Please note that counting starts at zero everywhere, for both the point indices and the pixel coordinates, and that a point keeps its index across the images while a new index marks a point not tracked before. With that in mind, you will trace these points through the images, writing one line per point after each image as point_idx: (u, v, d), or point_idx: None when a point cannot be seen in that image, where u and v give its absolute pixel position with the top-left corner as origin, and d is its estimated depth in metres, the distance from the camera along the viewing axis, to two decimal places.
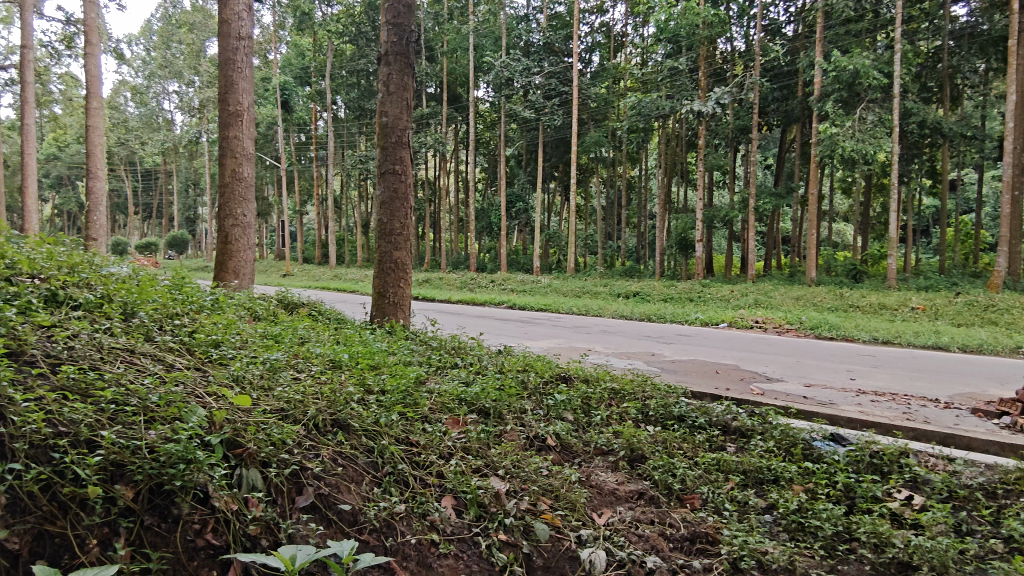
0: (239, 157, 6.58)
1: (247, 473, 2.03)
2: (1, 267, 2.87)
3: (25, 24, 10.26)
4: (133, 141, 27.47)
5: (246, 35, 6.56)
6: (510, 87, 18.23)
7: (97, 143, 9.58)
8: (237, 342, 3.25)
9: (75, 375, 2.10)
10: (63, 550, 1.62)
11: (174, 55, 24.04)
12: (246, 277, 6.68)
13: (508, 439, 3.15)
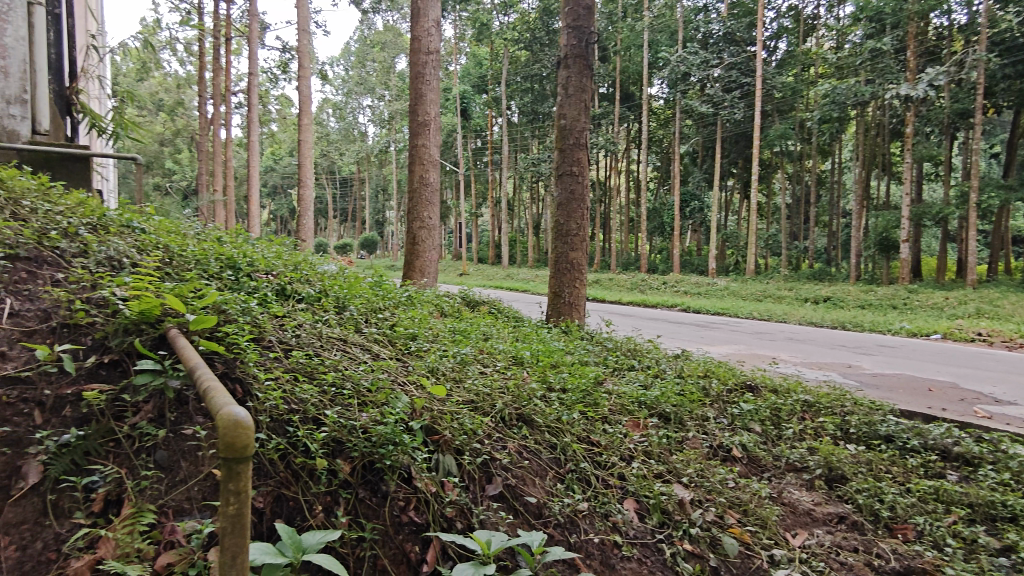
0: (427, 164, 7.07)
1: (443, 458, 2.18)
2: (244, 264, 3.36)
3: (252, 54, 11.85)
4: (334, 152, 30.68)
5: (435, 50, 7.02)
6: (686, 81, 17.65)
7: (307, 156, 10.84)
8: (430, 336, 3.50)
9: (304, 359, 2.41)
10: (296, 512, 1.83)
11: (369, 73, 26.46)
12: (432, 275, 7.17)
13: (690, 447, 3.05)
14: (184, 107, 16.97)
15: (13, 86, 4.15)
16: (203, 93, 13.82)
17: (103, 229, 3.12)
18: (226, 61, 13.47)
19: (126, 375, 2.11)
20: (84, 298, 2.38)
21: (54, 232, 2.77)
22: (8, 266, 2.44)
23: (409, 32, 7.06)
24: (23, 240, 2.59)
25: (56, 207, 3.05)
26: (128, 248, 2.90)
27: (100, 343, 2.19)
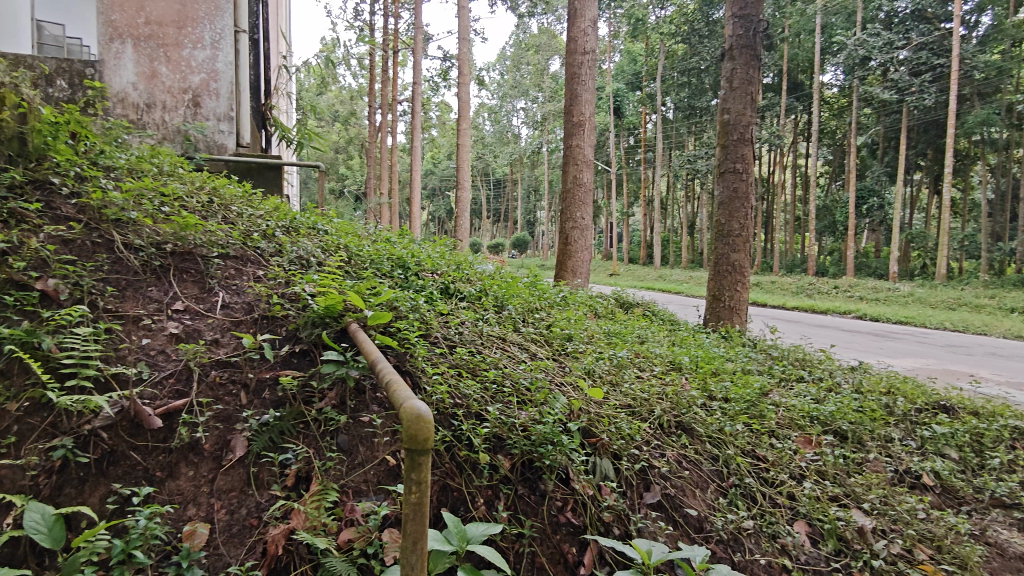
0: (581, 164, 7.07)
1: (600, 461, 2.17)
2: (412, 263, 3.58)
3: (416, 64, 12.54)
4: (489, 155, 31.73)
5: (591, 49, 6.98)
6: (865, 67, 16.05)
7: (464, 159, 11.28)
8: (586, 337, 3.50)
9: (467, 356, 2.51)
10: (460, 503, 1.90)
11: (523, 76, 27.02)
12: (584, 276, 7.18)
13: (871, 470, 2.78)
14: (356, 117, 18.44)
15: (222, 105, 4.73)
16: (373, 103, 14.88)
17: (294, 231, 3.47)
18: (394, 72, 14.40)
19: (314, 364, 2.33)
20: (280, 293, 2.67)
21: (256, 234, 3.13)
22: (221, 264, 2.80)
23: (566, 33, 7.10)
24: (231, 241, 2.96)
25: (258, 211, 3.44)
26: (315, 249, 3.21)
27: (292, 334, 2.44)
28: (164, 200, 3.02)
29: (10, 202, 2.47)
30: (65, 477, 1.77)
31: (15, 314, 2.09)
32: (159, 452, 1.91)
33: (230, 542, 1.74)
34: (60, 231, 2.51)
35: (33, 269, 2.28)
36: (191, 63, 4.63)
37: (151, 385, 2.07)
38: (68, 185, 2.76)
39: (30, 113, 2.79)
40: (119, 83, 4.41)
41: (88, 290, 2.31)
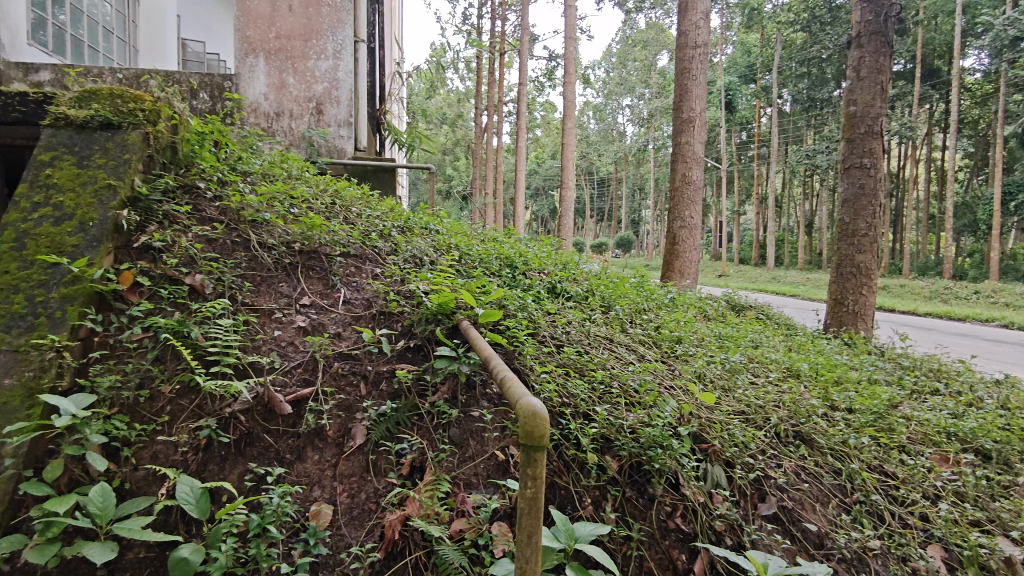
0: (690, 162, 6.86)
1: (712, 468, 2.11)
2: (520, 263, 3.63)
3: (522, 65, 12.65)
4: (593, 154, 31.49)
5: (703, 43, 6.74)
6: (1016, 48, 14.45)
7: (569, 159, 11.25)
8: (696, 340, 3.41)
9: (575, 355, 2.52)
10: (568, 501, 1.91)
11: (629, 72, 26.58)
12: (693, 277, 6.97)
13: (1021, 495, 2.51)
14: (463, 119, 18.88)
15: (343, 111, 5.00)
16: (479, 104, 15.15)
17: (409, 231, 3.62)
18: (500, 73, 14.59)
19: (428, 358, 2.42)
20: (396, 291, 2.79)
21: (374, 234, 3.29)
22: (343, 261, 2.97)
23: (677, 26, 6.91)
24: (351, 240, 3.13)
25: (375, 212, 3.61)
26: (428, 249, 3.33)
27: (407, 329, 2.56)
28: (293, 202, 3.25)
29: (165, 204, 2.73)
30: (209, 455, 1.95)
31: (168, 307, 2.33)
32: (289, 436, 2.06)
33: (351, 523, 1.85)
34: (206, 231, 2.75)
35: (183, 266, 2.52)
36: (315, 73, 4.93)
37: (281, 374, 2.23)
38: (213, 189, 3.02)
39: (180, 124, 3.08)
40: (253, 94, 4.78)
41: (229, 285, 2.52)
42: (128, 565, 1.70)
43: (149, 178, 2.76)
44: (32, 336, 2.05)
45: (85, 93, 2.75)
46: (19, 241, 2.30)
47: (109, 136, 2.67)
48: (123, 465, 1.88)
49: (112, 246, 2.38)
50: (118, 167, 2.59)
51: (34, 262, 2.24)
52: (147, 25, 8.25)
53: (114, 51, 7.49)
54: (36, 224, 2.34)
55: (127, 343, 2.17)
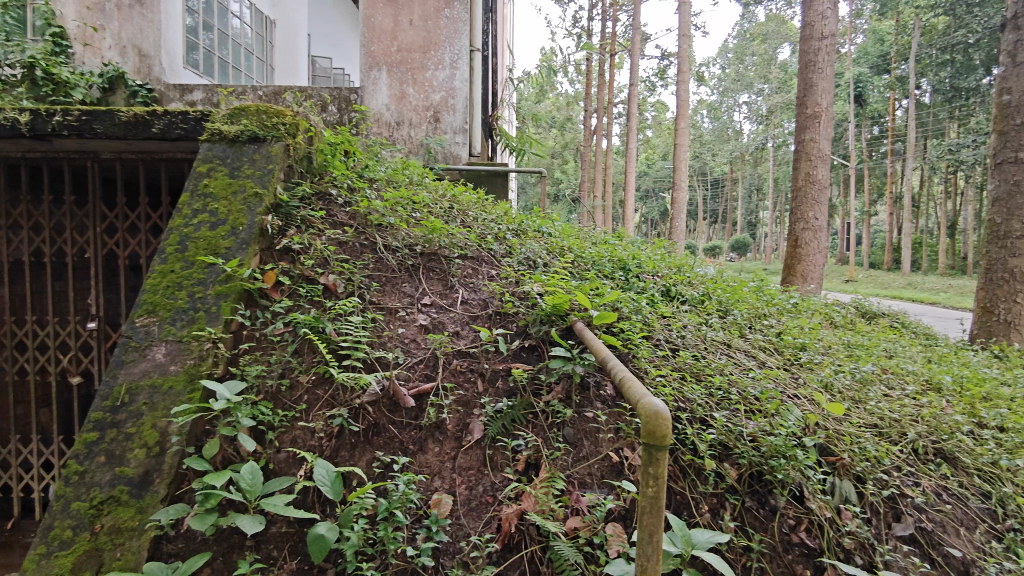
0: (815, 160, 6.48)
1: (841, 483, 2.01)
2: (633, 265, 3.60)
3: (633, 65, 12.47)
4: (707, 153, 30.46)
5: (831, 33, 6.34)
6: None
7: (682, 159, 10.96)
8: (822, 348, 3.23)
9: (691, 360, 2.48)
10: (684, 507, 1.89)
11: (747, 68, 25.48)
12: (816, 282, 6.61)
13: None
14: (573, 122, 18.89)
15: (459, 118, 5.15)
16: (589, 106, 15.08)
17: (523, 233, 3.70)
18: (610, 74, 14.48)
19: (542, 358, 2.46)
20: (511, 292, 2.86)
21: (489, 237, 3.40)
22: (461, 263, 3.09)
23: (801, 18, 6.55)
24: (469, 243, 3.24)
25: (490, 216, 3.72)
26: (541, 251, 3.38)
27: (522, 329, 2.62)
28: (415, 207, 3.42)
29: (302, 210, 2.95)
30: (341, 442, 2.11)
31: (306, 304, 2.53)
32: (412, 428, 2.17)
33: (469, 514, 1.93)
34: (337, 235, 2.96)
35: (318, 266, 2.73)
36: (433, 83, 5.13)
37: (405, 368, 2.36)
38: (343, 196, 3.23)
39: (316, 135, 3.32)
40: (377, 105, 5.09)
41: (358, 285, 2.70)
42: (272, 538, 1.87)
43: (289, 186, 3.00)
44: (192, 328, 2.29)
45: (236, 109, 2.98)
46: (182, 244, 2.57)
47: (256, 149, 2.93)
48: (268, 447, 2.06)
49: (258, 249, 2.61)
50: (263, 177, 2.82)
51: (194, 263, 2.50)
52: (282, 46, 8.96)
53: (254, 70, 8.19)
54: (195, 228, 2.61)
55: (271, 336, 2.38)
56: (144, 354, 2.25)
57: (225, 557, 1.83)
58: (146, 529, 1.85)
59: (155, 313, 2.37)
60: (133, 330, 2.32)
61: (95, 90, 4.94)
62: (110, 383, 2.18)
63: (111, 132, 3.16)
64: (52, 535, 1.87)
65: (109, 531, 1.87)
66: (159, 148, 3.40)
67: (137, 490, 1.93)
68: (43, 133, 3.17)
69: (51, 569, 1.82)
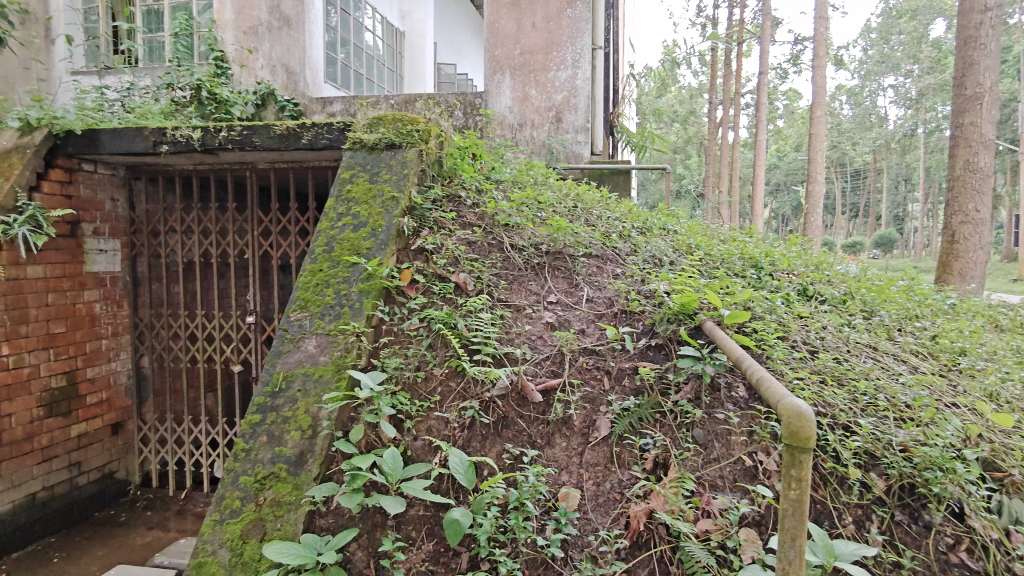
0: (975, 146, 5.86)
1: (1010, 502, 1.83)
2: (766, 264, 3.45)
3: (763, 52, 11.83)
4: (846, 142, 28.28)
5: (996, 4, 5.69)
6: None
7: (817, 149, 10.27)
8: (987, 353, 2.93)
9: (832, 363, 2.34)
10: (824, 516, 1.80)
11: (893, 48, 23.36)
12: (977, 281, 5.98)
13: None
14: (696, 115, 18.26)
15: (581, 117, 5.14)
16: (714, 98, 14.50)
17: (648, 231, 3.65)
18: (737, 64, 13.82)
19: (670, 358, 2.42)
20: (637, 290, 2.84)
21: (614, 235, 3.39)
22: (586, 262, 3.10)
23: None
24: (593, 241, 3.25)
25: (615, 214, 3.71)
26: (668, 249, 3.33)
27: (648, 328, 2.59)
28: (540, 207, 3.48)
29: (434, 212, 3.09)
30: (473, 433, 2.20)
31: (439, 301, 2.66)
32: (540, 422, 2.23)
33: (598, 509, 1.96)
34: (467, 235, 3.07)
35: (450, 265, 2.86)
36: (556, 83, 5.17)
37: (532, 364, 2.41)
38: (472, 197, 3.35)
39: (446, 140, 3.46)
40: (500, 108, 5.24)
41: (487, 283, 2.80)
42: (412, 519, 2.00)
43: (423, 189, 3.14)
44: (339, 322, 2.48)
45: (374, 119, 3.18)
46: (329, 245, 2.79)
47: (393, 155, 3.11)
48: (407, 434, 2.20)
49: (395, 249, 2.77)
50: (400, 181, 2.98)
51: (340, 262, 2.71)
52: (410, 56, 9.39)
53: (385, 80, 8.65)
54: (340, 231, 2.82)
55: (407, 330, 2.53)
56: (298, 345, 2.48)
57: (370, 534, 1.98)
58: (302, 503, 2.04)
59: (307, 308, 2.59)
60: (289, 323, 2.56)
61: (250, 106, 5.46)
62: (270, 371, 2.42)
63: (268, 144, 3.49)
64: (225, 504, 2.12)
65: (271, 504, 2.08)
66: (307, 157, 3.70)
67: (293, 468, 2.13)
68: (211, 147, 3.57)
69: (225, 534, 2.05)
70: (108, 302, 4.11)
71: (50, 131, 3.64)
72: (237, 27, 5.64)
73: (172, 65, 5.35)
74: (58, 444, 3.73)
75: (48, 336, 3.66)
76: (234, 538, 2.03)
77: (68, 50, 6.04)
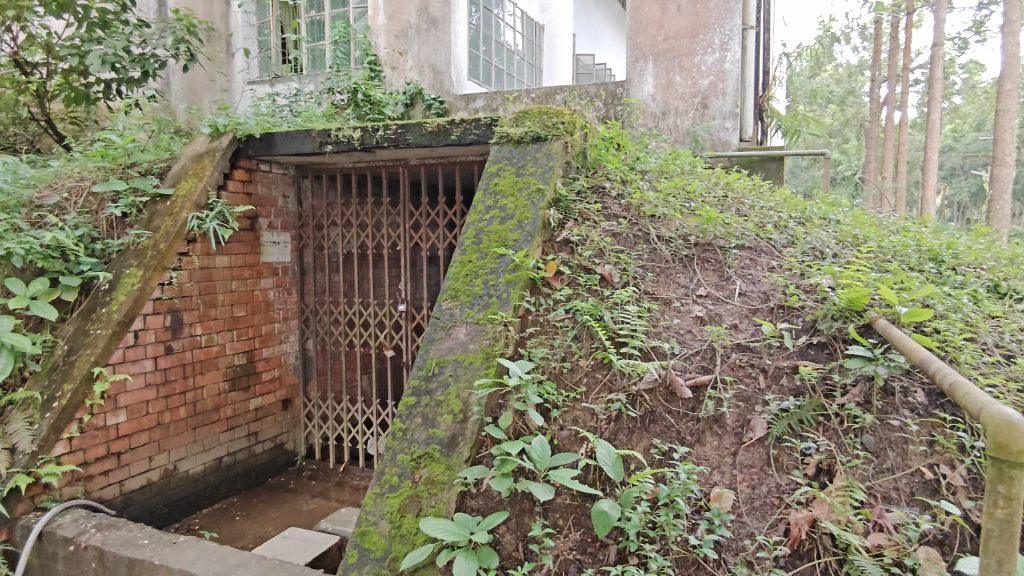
0: None
1: None
2: (947, 257, 3.10)
3: (939, 22, 10.59)
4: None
5: None
6: None
7: (1007, 127, 9.04)
8: None
9: None
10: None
11: None
12: None
13: None
14: (855, 95, 16.76)
15: (729, 102, 4.88)
16: (878, 75, 13.22)
17: (807, 221, 3.41)
18: (907, 36, 12.49)
19: (834, 358, 2.25)
20: (796, 284, 2.67)
21: (769, 225, 3.20)
22: (738, 254, 2.95)
23: None
24: (746, 232, 3.10)
25: (770, 203, 3.50)
26: (830, 241, 3.09)
27: (809, 325, 2.42)
28: (689, 197, 3.36)
29: (580, 203, 3.07)
30: (619, 425, 2.18)
31: (585, 292, 2.65)
32: (690, 419, 2.16)
33: (754, 513, 1.88)
34: (613, 226, 3.03)
35: (595, 256, 2.84)
36: (702, 68, 4.95)
37: (681, 359, 2.34)
38: (617, 188, 3.30)
39: (591, 131, 3.44)
40: (642, 96, 5.16)
41: (633, 275, 2.76)
42: (559, 507, 2.03)
43: (568, 180, 3.13)
44: (487, 312, 2.55)
45: (521, 113, 3.23)
46: (478, 236, 2.87)
47: (539, 147, 3.13)
48: (553, 423, 2.22)
49: (541, 240, 2.80)
50: (545, 173, 2.99)
51: (488, 253, 2.78)
52: (549, 49, 9.42)
53: (525, 75, 8.76)
54: (488, 223, 2.89)
55: (554, 321, 2.55)
56: (449, 333, 2.58)
57: (518, 518, 2.03)
58: (455, 483, 2.13)
59: (458, 298, 2.69)
60: (441, 312, 2.68)
61: (400, 106, 5.78)
62: (425, 357, 2.55)
63: (420, 141, 3.66)
64: (385, 480, 2.28)
65: (425, 482, 2.19)
66: (455, 152, 3.84)
67: (445, 450, 2.23)
68: (369, 146, 3.81)
69: (385, 507, 2.20)
70: (281, 289, 4.55)
71: (235, 136, 4.07)
72: (389, 32, 6.07)
73: (332, 70, 5.78)
74: (240, 415, 4.20)
75: (232, 318, 4.12)
76: (393, 511, 2.17)
77: (246, 62, 6.75)
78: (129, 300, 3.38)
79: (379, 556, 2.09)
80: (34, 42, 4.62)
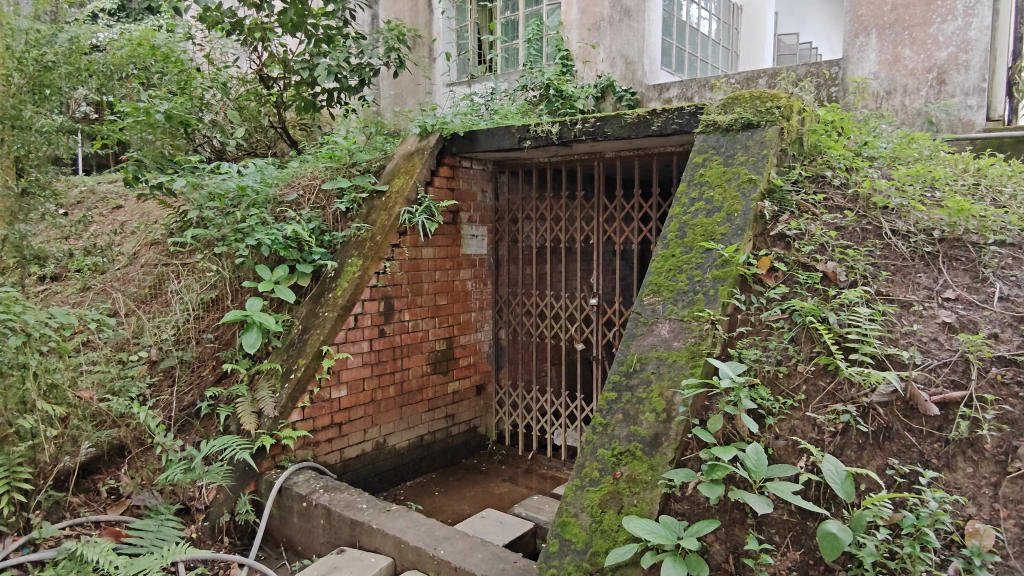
0: None
1: None
2: None
3: None
4: None
5: None
6: None
7: None
8: None
9: None
10: None
11: None
12: None
13: None
14: None
15: (973, 76, 4.21)
16: None
17: None
18: None
19: None
20: None
21: None
22: (997, 252, 2.53)
23: None
24: (1009, 226, 2.64)
25: None
26: None
27: None
28: (930, 186, 2.96)
29: (797, 194, 2.81)
30: (846, 440, 1.98)
31: (804, 292, 2.44)
32: (936, 440, 1.91)
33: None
34: (836, 219, 2.75)
35: (816, 252, 2.59)
36: (939, 39, 4.32)
37: (924, 370, 2.05)
38: (840, 177, 2.98)
39: (810, 116, 3.15)
40: (863, 74, 4.64)
41: (862, 273, 2.48)
42: (776, 522, 1.88)
43: (783, 169, 2.89)
44: (693, 308, 2.44)
45: (730, 99, 3.03)
46: (682, 230, 2.75)
47: (750, 135, 2.91)
48: (768, 431, 2.07)
49: (753, 234, 2.61)
50: (758, 163, 2.78)
51: (694, 248, 2.65)
52: (747, 31, 8.86)
53: (720, 60, 8.31)
54: (693, 216, 2.76)
55: (768, 321, 2.36)
56: (651, 329, 2.51)
57: (728, 529, 1.92)
58: (658, 484, 2.07)
59: (660, 293, 2.60)
60: (642, 308, 2.61)
61: (591, 100, 5.80)
62: (625, 352, 2.50)
63: (619, 133, 3.59)
64: (585, 473, 2.28)
65: (627, 480, 2.15)
66: (654, 143, 3.71)
67: (648, 448, 2.17)
68: (567, 140, 3.83)
69: (585, 500, 2.20)
70: (478, 280, 4.77)
71: (441, 135, 4.32)
72: (582, 26, 6.03)
73: (526, 68, 5.92)
74: (440, 397, 4.48)
75: (435, 306, 4.40)
76: (594, 505, 2.17)
77: (446, 65, 7.16)
78: (351, 287, 3.74)
79: (579, 548, 2.11)
80: (275, 58, 5.26)
